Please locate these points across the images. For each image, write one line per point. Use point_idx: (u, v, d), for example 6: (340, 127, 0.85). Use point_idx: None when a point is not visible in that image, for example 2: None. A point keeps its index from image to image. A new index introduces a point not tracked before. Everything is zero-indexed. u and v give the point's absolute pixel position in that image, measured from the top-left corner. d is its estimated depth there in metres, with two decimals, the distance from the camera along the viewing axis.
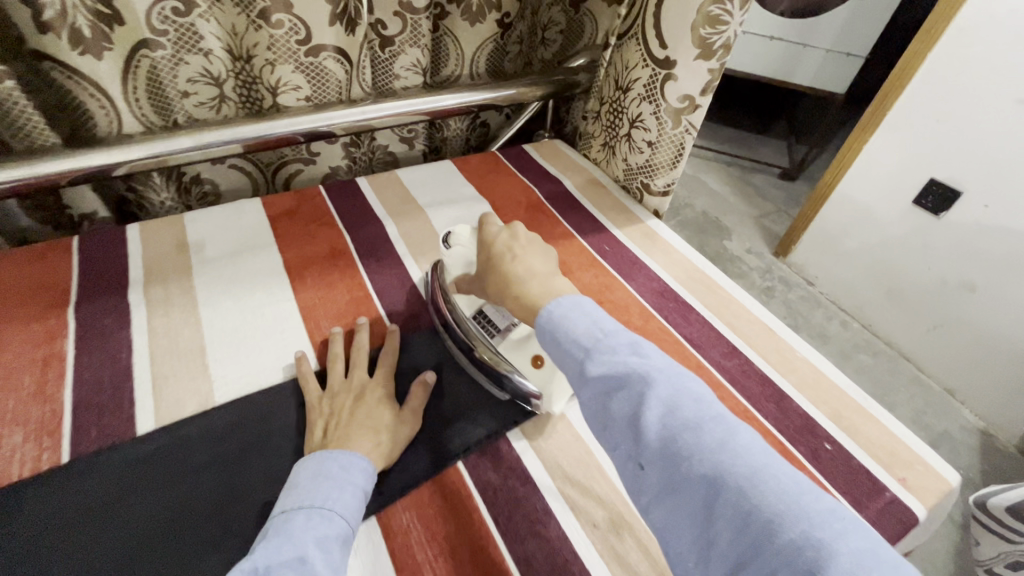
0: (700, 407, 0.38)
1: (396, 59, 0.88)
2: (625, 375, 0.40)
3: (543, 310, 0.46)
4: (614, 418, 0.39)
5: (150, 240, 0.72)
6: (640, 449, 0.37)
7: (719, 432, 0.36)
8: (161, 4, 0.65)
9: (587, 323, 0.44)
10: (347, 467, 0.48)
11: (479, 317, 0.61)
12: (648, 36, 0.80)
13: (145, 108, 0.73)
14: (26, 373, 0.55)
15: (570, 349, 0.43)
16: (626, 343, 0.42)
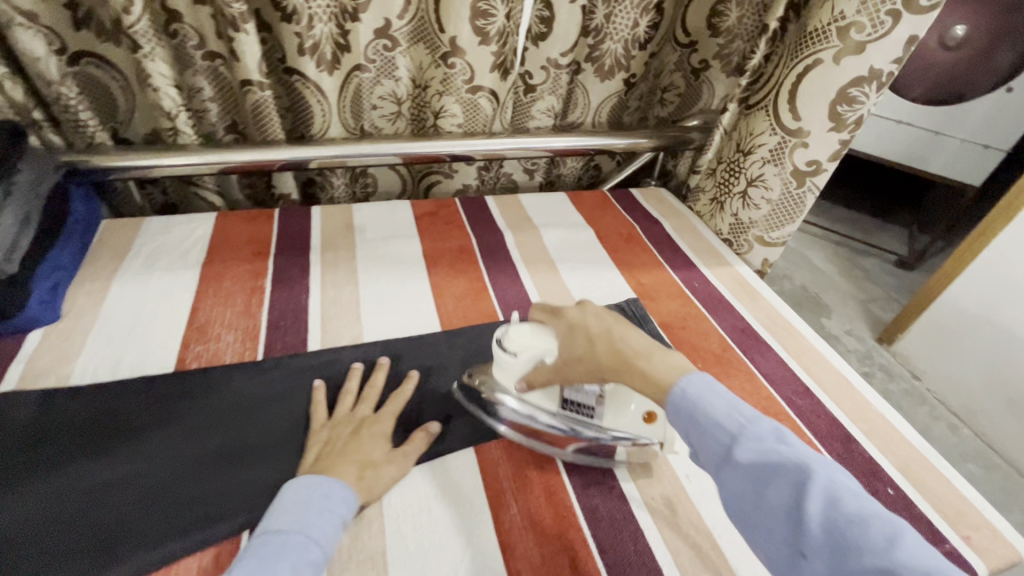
0: (860, 502, 0.39)
1: (534, 103, 1.05)
2: (778, 463, 0.41)
3: (675, 388, 0.48)
4: (766, 500, 0.40)
5: (328, 218, 0.92)
6: (802, 537, 0.38)
7: (886, 528, 0.37)
8: (377, 42, 0.89)
9: (726, 405, 0.46)
10: (328, 493, 0.49)
11: (568, 405, 0.59)
12: (780, 109, 0.89)
13: (346, 115, 0.97)
14: (239, 296, 0.74)
15: (713, 432, 0.45)
16: (770, 432, 0.44)
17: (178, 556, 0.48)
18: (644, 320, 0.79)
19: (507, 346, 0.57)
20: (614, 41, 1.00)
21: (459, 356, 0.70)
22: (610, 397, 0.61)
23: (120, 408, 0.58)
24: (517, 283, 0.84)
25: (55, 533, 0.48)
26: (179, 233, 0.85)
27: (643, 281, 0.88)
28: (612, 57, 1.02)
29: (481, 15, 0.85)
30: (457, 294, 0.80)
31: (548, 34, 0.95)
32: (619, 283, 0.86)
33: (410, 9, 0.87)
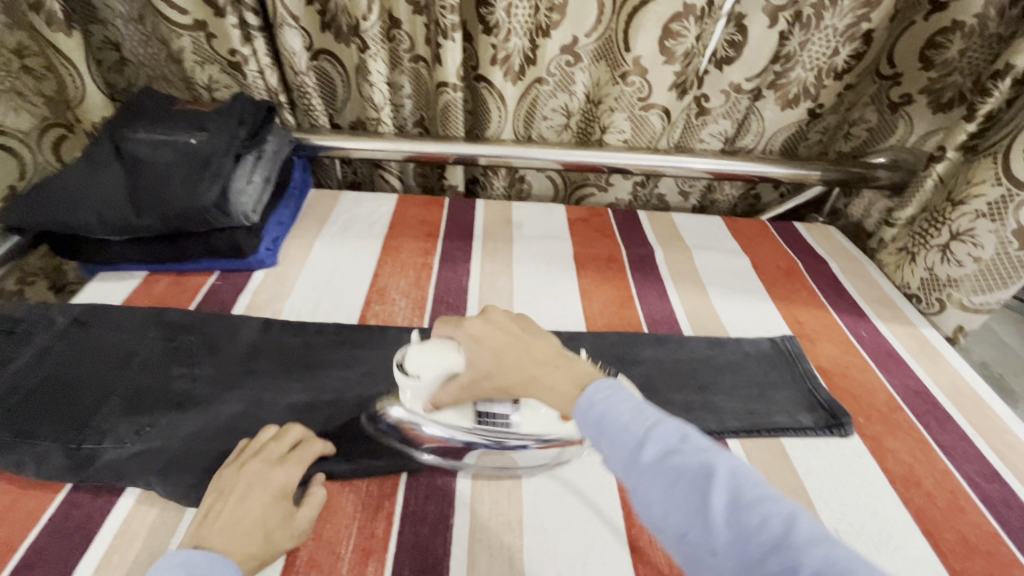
0: (771, 496, 0.34)
1: (705, 125, 1.04)
2: (682, 461, 0.36)
3: (583, 397, 0.42)
4: (676, 508, 0.35)
5: (490, 211, 1.00)
6: (711, 539, 0.33)
7: (802, 526, 0.32)
8: (561, 58, 0.95)
9: (630, 404, 0.40)
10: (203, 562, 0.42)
11: (482, 414, 0.54)
12: (1012, 157, 0.78)
13: (519, 123, 1.04)
14: (412, 270, 0.84)
15: (619, 437, 0.39)
16: (675, 430, 0.39)
17: (351, 478, 0.55)
18: (800, 360, 0.74)
19: (410, 372, 0.53)
20: (805, 69, 0.96)
21: (600, 358, 0.72)
22: (525, 402, 0.54)
23: (315, 345, 0.69)
24: (663, 299, 0.84)
25: (262, 432, 0.58)
26: (367, 207, 0.97)
27: (800, 318, 0.82)
28: (799, 84, 0.98)
29: (671, 36, 0.88)
30: (603, 300, 0.82)
31: (735, 58, 0.94)
32: (775, 318, 0.82)
33: (599, 27, 0.91)
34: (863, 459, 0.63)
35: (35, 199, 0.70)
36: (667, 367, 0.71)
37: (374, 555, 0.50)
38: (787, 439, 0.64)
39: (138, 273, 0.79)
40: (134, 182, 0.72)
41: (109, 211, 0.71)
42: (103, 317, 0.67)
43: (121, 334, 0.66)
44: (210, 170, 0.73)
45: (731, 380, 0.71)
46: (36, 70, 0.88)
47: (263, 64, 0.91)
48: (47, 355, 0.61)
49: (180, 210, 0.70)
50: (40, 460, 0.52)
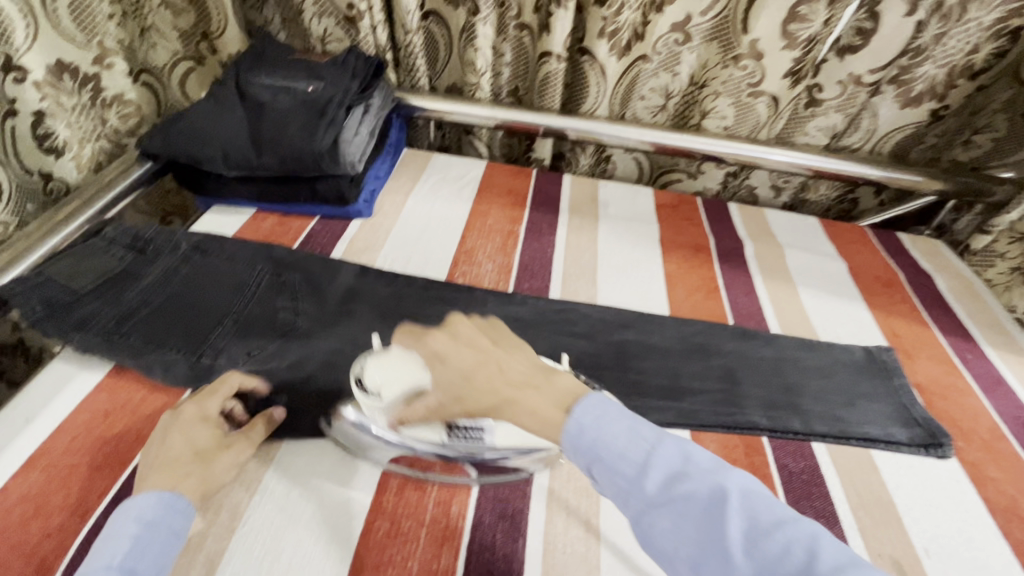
0: (771, 509, 0.37)
1: (813, 118, 0.99)
2: (688, 487, 0.38)
3: (569, 421, 0.42)
4: (689, 536, 0.36)
5: (577, 187, 0.99)
6: (733, 571, 0.35)
7: (801, 537, 0.35)
8: (670, 36, 0.92)
9: (627, 430, 0.41)
10: (154, 501, 0.42)
11: (452, 430, 0.52)
12: None
13: (614, 102, 1.02)
14: (498, 236, 0.85)
15: (619, 467, 0.40)
16: (677, 452, 0.40)
17: None
18: (897, 374, 0.70)
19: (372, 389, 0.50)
20: (936, 65, 0.89)
21: (683, 344, 0.71)
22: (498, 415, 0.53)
23: (406, 296, 0.72)
24: (751, 294, 0.81)
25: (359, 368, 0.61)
26: (457, 170, 0.99)
27: (898, 331, 0.78)
28: (926, 82, 0.91)
29: (796, 19, 0.84)
30: (689, 287, 0.80)
31: (861, 47, 0.88)
32: (869, 327, 0.78)
33: (716, 6, 0.87)
34: (959, 483, 0.59)
35: (170, 134, 0.76)
36: (753, 363, 0.69)
37: (458, 497, 0.52)
38: (876, 451, 0.62)
39: (247, 210, 0.83)
40: (257, 124, 0.76)
41: (232, 148, 0.75)
42: (218, 245, 0.72)
43: (234, 262, 0.70)
44: (326, 118, 0.76)
45: (820, 384, 0.68)
46: (174, 4, 0.90)
47: (375, 20, 0.93)
48: (172, 275, 0.66)
49: (295, 153, 0.74)
50: (167, 367, 0.57)
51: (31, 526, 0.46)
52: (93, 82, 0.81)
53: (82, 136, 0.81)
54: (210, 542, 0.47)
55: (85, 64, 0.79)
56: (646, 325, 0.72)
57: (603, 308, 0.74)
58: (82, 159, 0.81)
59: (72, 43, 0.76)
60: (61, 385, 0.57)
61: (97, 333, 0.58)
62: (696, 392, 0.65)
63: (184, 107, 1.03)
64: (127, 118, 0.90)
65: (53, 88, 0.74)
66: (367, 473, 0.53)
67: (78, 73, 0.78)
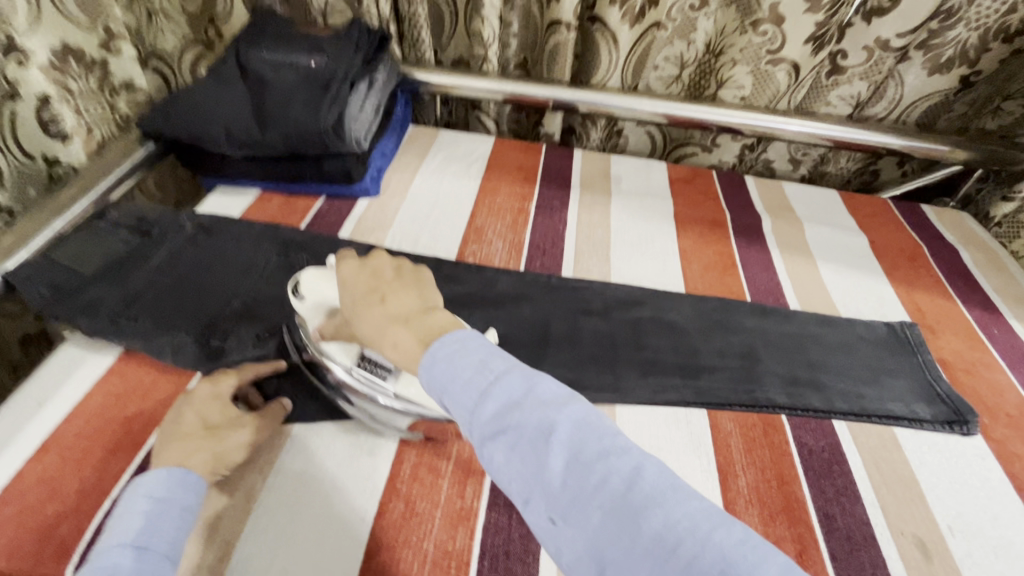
0: (600, 440, 0.35)
1: (835, 86, 0.95)
2: (523, 419, 0.37)
3: (427, 354, 0.42)
4: (517, 467, 0.36)
5: (588, 162, 0.97)
6: (551, 495, 0.34)
7: (621, 466, 0.34)
8: (685, 2, 0.88)
9: (474, 365, 0.39)
10: (165, 476, 0.43)
11: (360, 362, 0.52)
12: None
13: (627, 73, 0.98)
14: (508, 214, 0.83)
15: (461, 396, 0.39)
16: (521, 384, 0.39)
17: None
18: (920, 350, 0.68)
19: (303, 295, 0.54)
20: (968, 28, 0.85)
21: (699, 322, 0.69)
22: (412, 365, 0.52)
23: None
24: (769, 270, 0.78)
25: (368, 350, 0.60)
26: (465, 147, 0.96)
27: (921, 305, 0.75)
28: (957, 46, 0.87)
29: None
30: (706, 263, 0.78)
31: (889, 9, 0.84)
32: (893, 303, 0.75)
33: None
34: (984, 461, 0.58)
35: (174, 108, 0.75)
36: (772, 341, 0.68)
37: (472, 478, 0.52)
38: (899, 429, 0.60)
39: (252, 190, 0.82)
40: (260, 100, 0.75)
41: (235, 126, 0.73)
42: (224, 226, 0.71)
43: (240, 243, 0.69)
44: (331, 93, 0.74)
45: (841, 361, 0.67)
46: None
47: None
48: (179, 257, 0.65)
49: (302, 132, 0.72)
50: (176, 350, 0.57)
51: (48, 508, 0.46)
52: (100, 67, 0.79)
53: (92, 123, 0.79)
54: (225, 523, 0.47)
55: (92, 49, 0.77)
56: (661, 302, 0.71)
57: (617, 286, 0.72)
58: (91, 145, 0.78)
59: (77, 27, 0.74)
60: (73, 368, 0.56)
61: (105, 317, 0.58)
62: (713, 369, 0.64)
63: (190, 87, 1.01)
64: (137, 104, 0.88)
65: (60, 73, 0.72)
66: (380, 455, 0.53)
67: (86, 58, 0.77)
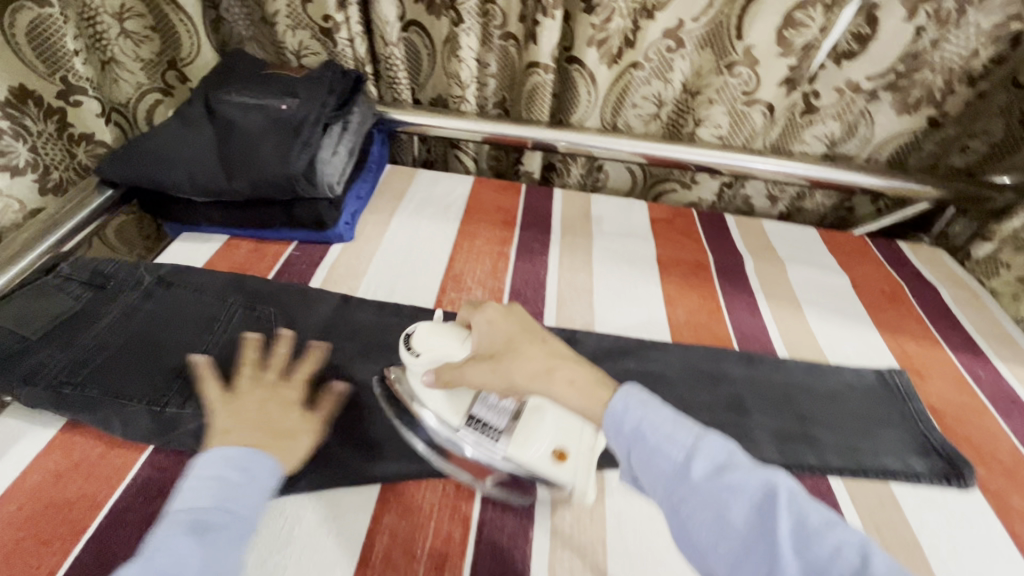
0: (815, 512, 0.37)
1: (810, 126, 0.96)
2: (731, 480, 0.39)
3: (612, 404, 0.44)
4: (737, 536, 0.37)
5: (569, 203, 0.95)
6: (771, 561, 0.35)
7: (843, 539, 0.35)
8: (659, 45, 0.88)
9: (670, 425, 0.42)
10: (241, 453, 0.45)
11: (472, 421, 0.53)
12: None
13: (606, 111, 0.97)
14: (487, 259, 0.80)
15: (662, 454, 0.41)
16: (723, 448, 0.41)
17: (428, 472, 0.53)
18: (909, 398, 0.67)
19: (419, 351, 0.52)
20: (932, 71, 0.86)
21: (687, 374, 0.66)
22: (524, 415, 0.53)
23: (391, 327, 0.67)
24: (755, 314, 0.77)
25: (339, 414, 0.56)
26: (443, 188, 0.94)
27: (907, 349, 0.75)
28: (923, 88, 0.88)
29: (791, 25, 0.81)
30: (692, 307, 0.76)
31: (858, 53, 0.85)
32: (877, 347, 0.74)
33: (710, 12, 0.84)
34: (984, 518, 0.56)
35: (132, 155, 0.70)
36: (762, 392, 0.66)
37: (452, 559, 0.48)
38: (895, 487, 0.58)
39: (218, 236, 0.78)
40: (224, 144, 0.71)
41: (198, 172, 0.70)
42: (185, 278, 0.66)
43: (202, 297, 0.65)
44: (299, 138, 0.71)
45: (833, 412, 0.65)
46: (137, 34, 0.87)
47: (353, 32, 0.88)
48: (132, 314, 0.61)
49: (270, 178, 0.69)
50: (126, 422, 0.52)
51: None
52: (60, 114, 0.79)
53: (47, 164, 0.79)
54: None
55: (48, 97, 0.76)
56: (648, 353, 0.68)
57: (602, 336, 0.70)
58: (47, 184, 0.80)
59: (37, 73, 0.74)
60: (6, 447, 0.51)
61: (45, 387, 0.52)
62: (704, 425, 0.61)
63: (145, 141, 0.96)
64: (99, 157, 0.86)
65: (15, 112, 0.73)
66: (351, 533, 0.49)
67: (43, 103, 0.76)
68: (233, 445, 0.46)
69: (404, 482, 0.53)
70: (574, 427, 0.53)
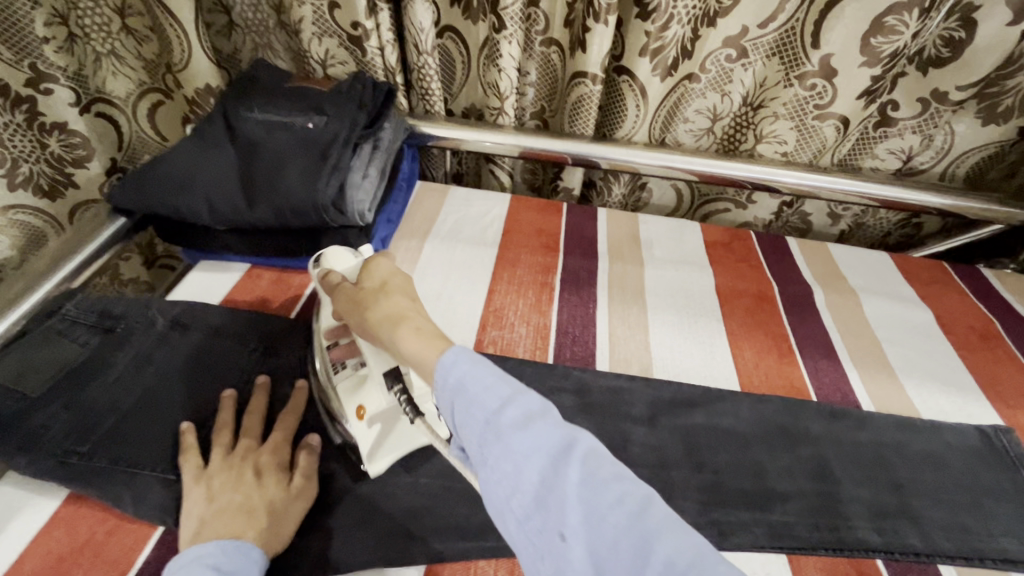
0: (543, 425, 0.34)
1: (887, 139, 0.87)
2: (533, 432, 0.33)
3: (447, 354, 0.38)
4: (528, 481, 0.32)
5: (615, 225, 0.87)
6: (515, 489, 0.32)
7: (558, 449, 0.33)
8: (721, 52, 0.80)
9: (492, 378, 0.36)
10: (223, 547, 0.40)
11: (337, 363, 0.51)
12: None
13: (655, 126, 0.90)
14: (530, 290, 0.73)
15: (476, 406, 0.35)
16: (538, 401, 0.36)
17: (477, 556, 0.46)
18: (1020, 464, 0.58)
19: (322, 267, 0.53)
20: None
21: (763, 432, 0.58)
22: (366, 371, 0.49)
23: None
24: (832, 358, 0.68)
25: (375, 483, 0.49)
26: (478, 207, 0.87)
27: (1008, 399, 0.65)
28: (1016, 96, 0.78)
29: (881, 32, 0.71)
30: (760, 349, 0.68)
31: (949, 60, 0.76)
32: (975, 397, 0.65)
33: (780, 17, 0.74)
34: None
35: (147, 178, 0.65)
36: (850, 455, 0.57)
37: None
38: None
39: (239, 266, 0.72)
40: (248, 167, 0.65)
41: (219, 200, 0.63)
42: (203, 317, 0.60)
43: (223, 341, 0.58)
44: (330, 161, 0.65)
45: (934, 480, 0.56)
46: (137, 31, 0.80)
47: (384, 40, 0.81)
48: (146, 363, 0.55)
49: (297, 207, 0.62)
50: (138, 496, 0.46)
51: None
52: (28, 102, 0.75)
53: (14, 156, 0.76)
54: None
55: (17, 86, 0.72)
56: (717, 405, 0.61)
57: (663, 383, 0.62)
58: (15, 179, 0.76)
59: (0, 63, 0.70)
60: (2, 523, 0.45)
61: (49, 456, 0.46)
62: (788, 498, 0.53)
63: (154, 148, 0.91)
64: (74, 150, 0.81)
65: None
66: None
67: (14, 97, 0.72)
68: (211, 538, 0.41)
69: (450, 567, 0.46)
70: (380, 396, 0.47)
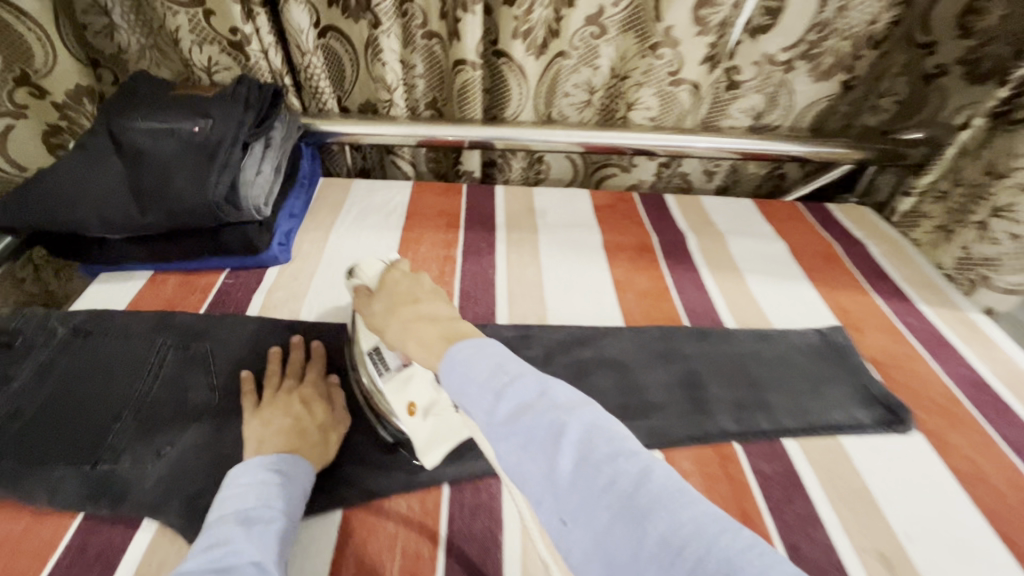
0: (546, 411, 0.35)
1: (735, 101, 0.99)
2: (534, 418, 0.35)
3: (445, 358, 0.41)
4: (528, 470, 0.34)
5: (511, 199, 0.94)
6: (530, 476, 0.34)
7: (563, 431, 0.34)
8: (587, 29, 0.87)
9: (489, 366, 0.38)
10: (278, 458, 0.48)
11: (374, 356, 0.55)
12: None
13: (540, 102, 0.98)
14: (434, 263, 0.79)
15: (478, 398, 0.37)
16: (534, 385, 0.37)
17: (389, 493, 0.52)
18: (850, 354, 0.70)
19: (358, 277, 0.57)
20: (841, 37, 0.90)
21: (639, 356, 0.67)
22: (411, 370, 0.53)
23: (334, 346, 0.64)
24: (701, 288, 0.79)
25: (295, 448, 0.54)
26: (381, 196, 0.91)
27: (845, 305, 0.78)
28: (834, 55, 0.92)
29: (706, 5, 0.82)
30: (640, 288, 0.78)
31: (772, 26, 0.88)
32: (818, 306, 0.78)
33: None
34: (926, 458, 0.59)
35: (31, 198, 0.65)
36: (714, 364, 0.67)
37: None
38: (845, 439, 0.60)
39: (142, 272, 0.73)
40: (135, 175, 0.66)
41: (109, 209, 0.65)
42: (106, 323, 0.62)
43: (129, 342, 0.60)
44: (217, 161, 0.67)
45: (783, 375, 0.67)
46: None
47: (266, 43, 0.83)
48: (50, 371, 0.56)
49: (190, 207, 0.65)
50: (54, 488, 0.48)
51: None
52: None
53: None
54: None
55: None
56: (601, 340, 0.69)
57: (554, 327, 0.70)
58: None
59: None
60: None
61: None
62: (662, 406, 0.62)
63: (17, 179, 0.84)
64: None
65: None
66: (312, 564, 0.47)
67: None
68: None
69: (366, 505, 0.51)
70: (431, 387, 0.52)
